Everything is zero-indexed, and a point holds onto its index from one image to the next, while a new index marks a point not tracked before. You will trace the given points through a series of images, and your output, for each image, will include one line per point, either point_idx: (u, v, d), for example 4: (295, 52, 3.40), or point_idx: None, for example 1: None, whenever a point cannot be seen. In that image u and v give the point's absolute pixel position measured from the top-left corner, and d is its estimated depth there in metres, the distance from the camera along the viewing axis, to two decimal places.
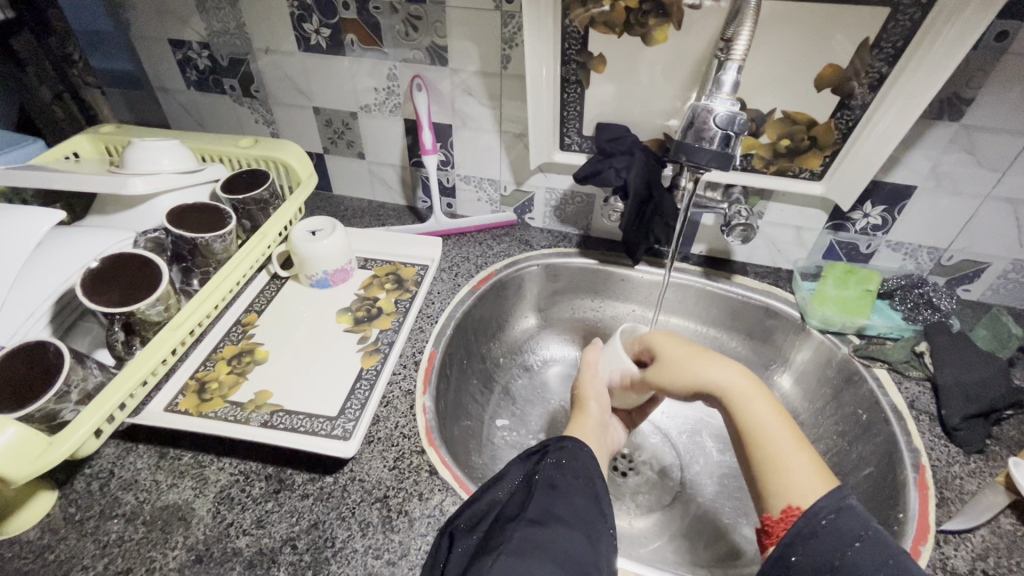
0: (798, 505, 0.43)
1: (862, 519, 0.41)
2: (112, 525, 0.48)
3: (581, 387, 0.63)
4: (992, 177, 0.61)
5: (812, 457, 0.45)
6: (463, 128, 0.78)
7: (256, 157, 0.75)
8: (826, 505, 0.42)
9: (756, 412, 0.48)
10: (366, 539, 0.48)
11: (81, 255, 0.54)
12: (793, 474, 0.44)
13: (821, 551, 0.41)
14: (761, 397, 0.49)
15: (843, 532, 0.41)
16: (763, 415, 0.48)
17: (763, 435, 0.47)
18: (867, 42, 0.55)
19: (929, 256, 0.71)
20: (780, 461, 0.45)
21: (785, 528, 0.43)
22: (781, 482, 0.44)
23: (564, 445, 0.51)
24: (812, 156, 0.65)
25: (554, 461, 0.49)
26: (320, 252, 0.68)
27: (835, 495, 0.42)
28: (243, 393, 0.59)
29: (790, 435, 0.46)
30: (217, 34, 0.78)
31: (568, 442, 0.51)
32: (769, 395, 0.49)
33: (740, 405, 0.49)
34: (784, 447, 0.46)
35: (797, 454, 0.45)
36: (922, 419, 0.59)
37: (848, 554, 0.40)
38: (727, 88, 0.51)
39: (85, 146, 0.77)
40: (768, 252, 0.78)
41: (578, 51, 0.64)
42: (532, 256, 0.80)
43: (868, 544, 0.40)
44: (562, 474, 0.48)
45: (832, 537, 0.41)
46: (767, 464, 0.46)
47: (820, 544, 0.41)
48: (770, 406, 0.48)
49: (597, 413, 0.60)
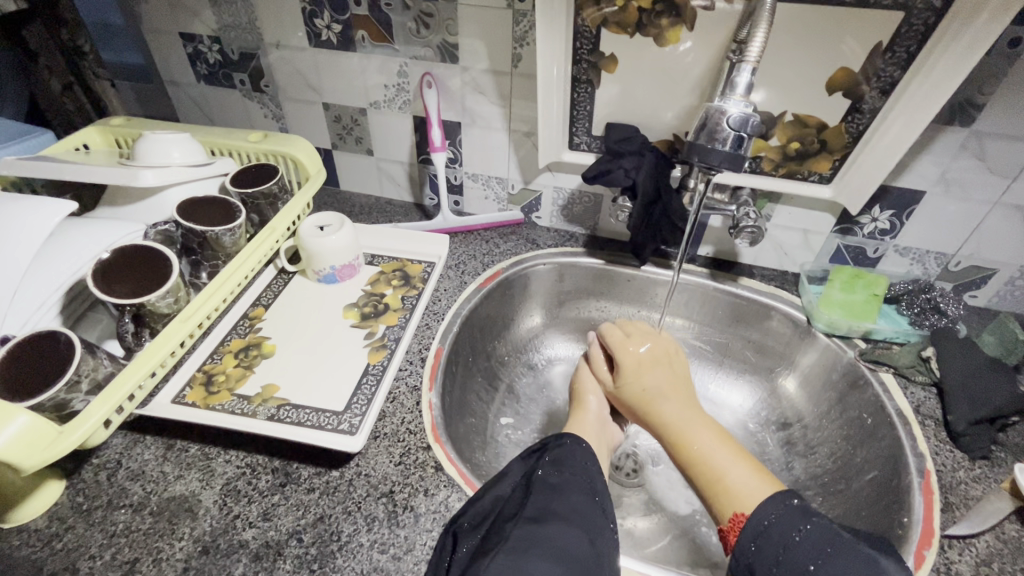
0: (745, 512, 0.45)
1: (805, 513, 0.44)
2: (119, 515, 0.49)
3: (580, 382, 0.66)
4: (1002, 184, 0.61)
5: (752, 471, 0.48)
6: (472, 126, 0.78)
7: (265, 151, 0.75)
8: (768, 507, 0.45)
9: (700, 437, 0.52)
10: (372, 534, 0.48)
11: (92, 246, 0.54)
12: (737, 486, 0.47)
13: (769, 550, 0.43)
14: (705, 424, 0.53)
15: (787, 526, 0.43)
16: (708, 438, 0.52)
17: (707, 457, 0.50)
18: (880, 46, 0.55)
19: (937, 262, 0.71)
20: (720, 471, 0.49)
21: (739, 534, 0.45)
22: (729, 491, 0.47)
23: (564, 442, 0.51)
24: (821, 159, 0.65)
25: (551, 457, 0.50)
26: (328, 247, 0.69)
27: (777, 499, 0.45)
28: (250, 387, 0.59)
29: (731, 454, 0.50)
30: (228, 28, 0.78)
31: (568, 439, 0.51)
32: (713, 424, 0.53)
33: (687, 430, 0.53)
34: (726, 464, 0.49)
35: (738, 468, 0.49)
36: (927, 424, 0.59)
37: (791, 548, 0.42)
38: (740, 89, 0.52)
39: (95, 138, 0.77)
40: (775, 255, 0.78)
41: (590, 50, 0.64)
42: (539, 256, 0.80)
43: (811, 535, 0.42)
44: (559, 470, 0.48)
45: (773, 537, 0.43)
46: (712, 479, 0.49)
47: (766, 543, 0.43)
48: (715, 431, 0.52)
49: (596, 409, 0.63)
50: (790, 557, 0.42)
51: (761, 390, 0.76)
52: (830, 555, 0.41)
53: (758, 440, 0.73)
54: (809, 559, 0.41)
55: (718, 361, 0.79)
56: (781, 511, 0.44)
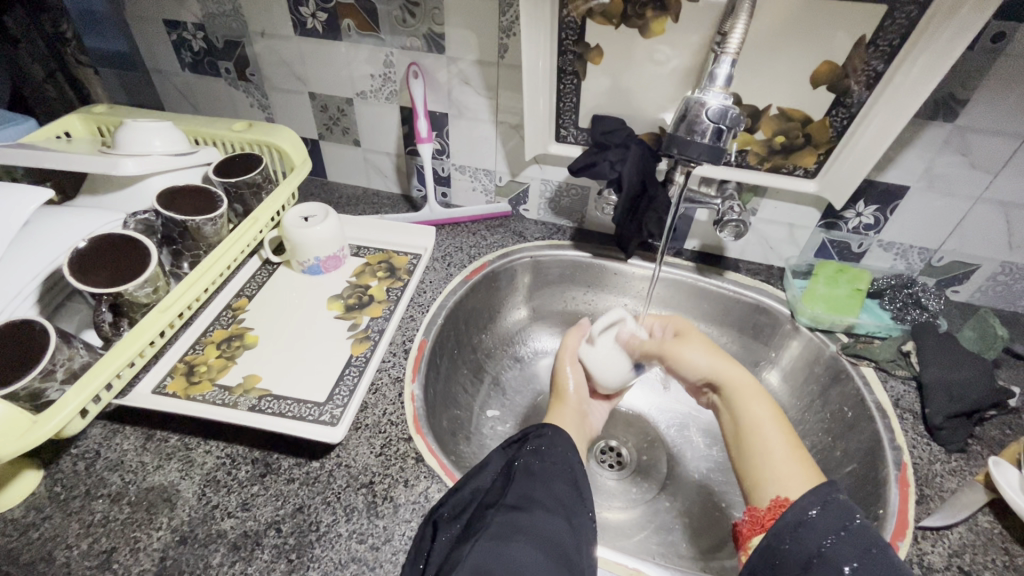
0: (788, 497, 0.45)
1: (849, 511, 0.42)
2: (97, 505, 0.48)
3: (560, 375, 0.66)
4: (985, 179, 0.62)
5: (799, 455, 0.49)
6: (460, 117, 0.77)
7: (250, 140, 0.75)
8: (815, 498, 0.43)
9: (756, 411, 0.53)
10: (351, 524, 0.48)
11: (69, 235, 0.53)
12: (782, 468, 0.48)
13: (809, 543, 0.41)
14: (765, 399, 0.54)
15: (834, 521, 0.41)
16: (763, 416, 0.52)
17: (764, 436, 0.51)
18: (865, 39, 0.55)
19: (920, 257, 0.72)
20: (772, 457, 0.49)
21: (772, 519, 0.45)
22: (774, 474, 0.48)
23: (544, 432, 0.51)
24: (806, 153, 0.65)
25: (532, 447, 0.49)
26: (312, 238, 0.68)
27: (825, 492, 0.43)
28: (232, 377, 0.59)
29: (785, 436, 0.50)
30: (212, 16, 0.77)
31: (549, 430, 0.51)
32: (770, 400, 0.54)
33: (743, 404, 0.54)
34: (777, 443, 0.50)
35: (784, 451, 0.49)
36: (906, 418, 0.60)
37: (835, 545, 0.40)
38: (721, 81, 0.51)
39: (77, 125, 0.76)
40: (761, 249, 0.78)
41: (576, 42, 0.63)
42: (525, 248, 0.80)
43: (854, 535, 0.40)
44: (539, 459, 0.48)
45: (816, 530, 0.41)
46: (759, 456, 0.50)
47: (807, 535, 0.41)
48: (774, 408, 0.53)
49: (575, 402, 0.63)
50: (833, 553, 0.40)
51: None
52: (870, 556, 0.39)
53: None
54: (855, 556, 0.39)
55: None
56: (827, 505, 0.42)
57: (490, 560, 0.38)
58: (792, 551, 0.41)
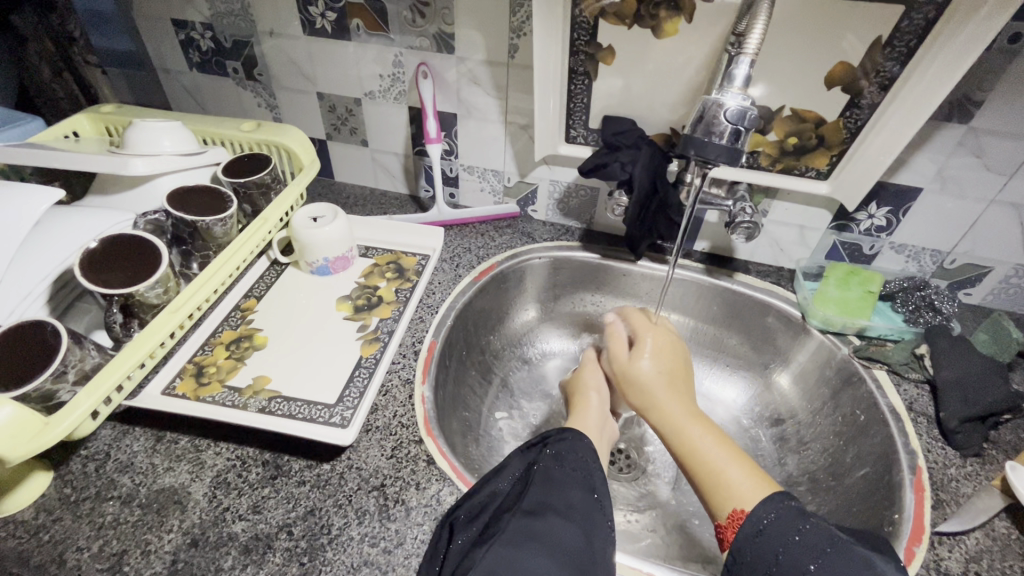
0: (744, 509, 0.44)
1: (803, 515, 0.42)
2: (107, 507, 0.48)
3: (580, 377, 0.66)
4: (999, 182, 0.61)
5: (747, 471, 0.47)
6: (468, 117, 0.77)
7: (258, 141, 0.74)
8: (765, 508, 0.43)
9: (695, 434, 0.50)
10: (363, 527, 0.48)
11: (79, 235, 0.53)
12: (733, 484, 0.46)
13: (767, 550, 0.41)
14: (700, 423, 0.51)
15: (785, 526, 0.41)
16: (702, 437, 0.50)
17: (698, 448, 0.49)
18: (880, 40, 0.54)
19: (932, 260, 0.71)
20: (717, 472, 0.47)
21: (734, 532, 0.44)
22: (724, 487, 0.46)
23: (564, 436, 0.51)
24: (819, 155, 0.65)
25: (551, 452, 0.49)
26: (322, 238, 0.68)
27: (771, 500, 0.43)
28: (242, 378, 0.58)
29: (727, 452, 0.48)
30: (221, 15, 0.76)
31: (568, 434, 0.51)
32: (711, 423, 0.51)
33: (681, 427, 0.51)
34: (722, 462, 0.48)
35: (735, 468, 0.47)
36: (919, 421, 0.59)
37: (790, 549, 0.40)
38: (738, 82, 0.51)
39: (85, 125, 0.76)
40: (771, 251, 0.78)
41: (587, 42, 0.63)
42: (534, 249, 0.80)
43: (810, 537, 0.40)
44: (560, 464, 0.47)
45: (773, 538, 0.42)
46: (709, 477, 0.48)
47: (766, 543, 0.42)
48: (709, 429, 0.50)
49: (597, 403, 0.62)
50: (791, 556, 0.40)
51: (754, 386, 0.76)
52: (831, 556, 0.39)
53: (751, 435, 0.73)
54: (810, 559, 0.39)
55: (714, 357, 0.79)
56: (777, 514, 0.42)
57: (503, 564, 0.38)
58: (754, 560, 0.42)
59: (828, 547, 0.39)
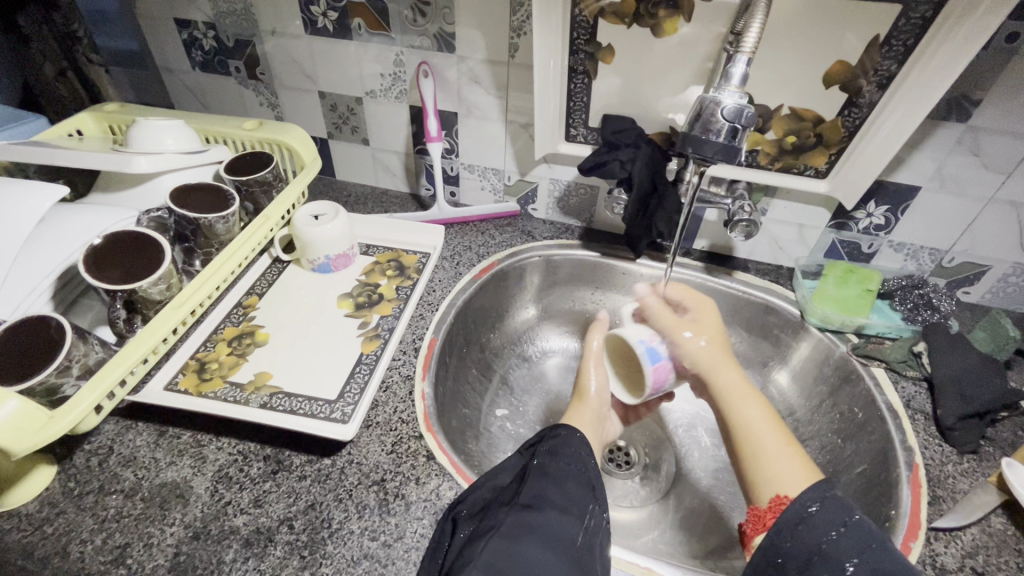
0: (787, 494, 0.45)
1: (848, 508, 0.42)
2: (110, 501, 0.49)
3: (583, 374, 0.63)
4: (997, 180, 0.61)
5: (799, 456, 0.48)
6: (469, 116, 0.78)
7: (260, 139, 0.75)
8: (812, 496, 0.43)
9: (751, 413, 0.53)
10: (362, 521, 0.48)
11: (83, 232, 0.54)
12: (781, 466, 0.47)
13: (808, 539, 0.41)
14: (756, 401, 0.54)
15: (829, 519, 0.41)
16: (756, 417, 0.52)
17: (757, 435, 0.51)
18: (878, 39, 0.55)
19: (930, 258, 0.72)
20: (770, 457, 0.49)
21: (774, 518, 0.45)
22: (772, 472, 0.47)
23: (558, 434, 0.51)
24: (817, 154, 0.65)
25: (565, 448, 0.49)
26: (322, 237, 0.68)
27: (820, 489, 0.43)
28: (243, 374, 0.59)
29: (779, 436, 0.50)
30: (223, 15, 0.77)
31: (563, 432, 0.51)
32: (765, 403, 0.54)
33: (737, 407, 0.53)
34: (773, 444, 0.49)
35: (786, 450, 0.49)
36: (917, 419, 0.59)
37: (834, 542, 0.40)
38: (735, 80, 0.51)
39: (89, 124, 0.77)
40: (770, 249, 0.78)
41: (587, 41, 0.63)
42: (534, 247, 0.81)
43: (855, 531, 0.40)
44: (554, 460, 0.47)
45: (816, 528, 0.41)
46: (757, 460, 0.49)
47: (807, 533, 0.41)
48: (764, 410, 0.53)
49: (596, 404, 0.61)
50: (834, 549, 0.40)
51: (753, 384, 0.77)
52: (873, 551, 0.38)
53: None
54: (852, 554, 0.39)
55: None
56: (824, 504, 0.42)
57: (500, 559, 0.38)
58: (794, 549, 0.42)
59: (872, 542, 0.39)
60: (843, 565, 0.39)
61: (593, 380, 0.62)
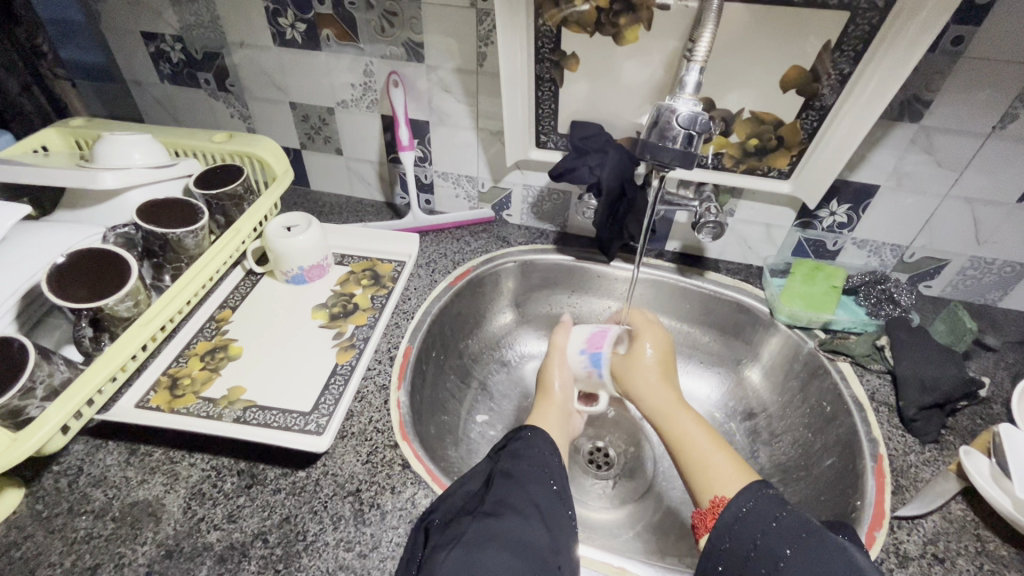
0: (725, 495, 0.47)
1: (780, 503, 0.44)
2: (80, 522, 0.48)
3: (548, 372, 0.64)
4: (951, 177, 0.64)
5: (730, 457, 0.51)
6: (441, 125, 0.78)
7: (230, 152, 0.75)
8: (745, 497, 0.45)
9: (684, 424, 0.55)
10: (338, 532, 0.48)
11: (47, 250, 0.53)
12: (718, 468, 0.50)
13: (744, 538, 0.43)
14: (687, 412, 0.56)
15: (764, 514, 0.44)
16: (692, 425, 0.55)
17: (691, 442, 0.53)
18: (831, 43, 0.56)
19: (892, 254, 0.74)
20: (705, 461, 0.51)
21: (714, 518, 0.47)
22: (708, 477, 0.50)
23: (524, 435, 0.52)
24: (780, 155, 0.67)
25: (529, 453, 0.50)
26: (294, 248, 0.68)
27: (753, 489, 0.46)
28: (216, 389, 0.59)
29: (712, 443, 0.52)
30: (190, 27, 0.77)
31: (527, 433, 0.52)
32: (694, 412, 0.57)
33: (673, 419, 0.56)
34: (707, 448, 0.52)
35: (718, 454, 0.51)
36: (881, 410, 0.61)
37: (768, 535, 0.42)
38: (689, 89, 0.52)
39: (54, 139, 0.76)
40: (740, 249, 0.80)
41: (552, 49, 0.64)
42: (509, 253, 0.81)
43: (787, 524, 0.42)
44: (518, 462, 0.49)
45: (751, 526, 0.44)
46: (694, 465, 0.52)
47: (744, 531, 0.44)
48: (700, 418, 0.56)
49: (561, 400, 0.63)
50: (768, 542, 0.42)
51: (727, 382, 0.78)
52: (805, 541, 0.41)
53: (724, 430, 0.75)
54: (785, 544, 0.41)
55: (687, 354, 0.81)
56: (756, 502, 0.45)
57: (461, 567, 0.38)
58: (733, 548, 0.44)
59: (803, 532, 0.41)
60: (777, 556, 0.41)
61: (557, 378, 0.64)
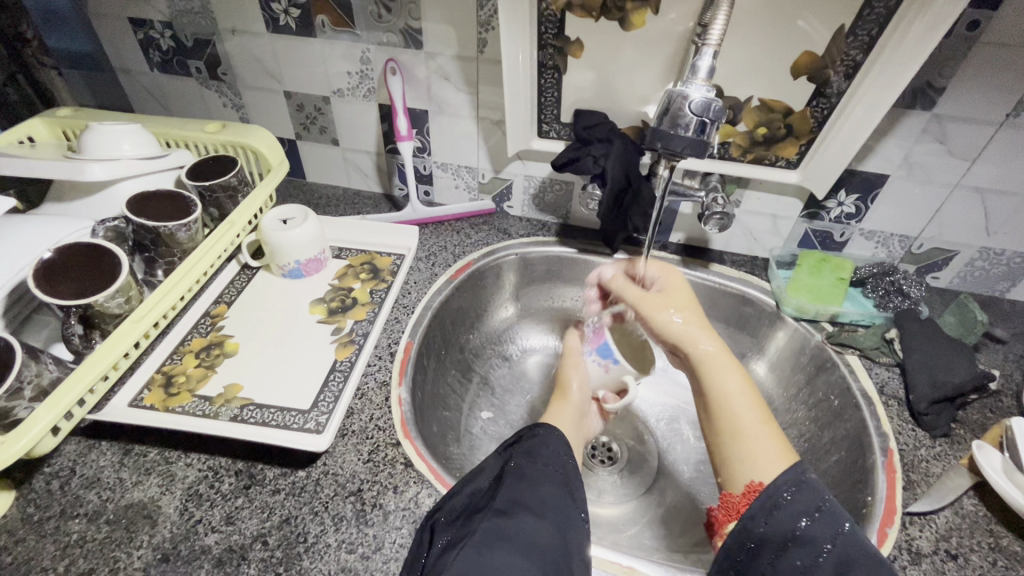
0: (762, 480, 0.45)
1: (820, 493, 0.42)
2: (73, 526, 0.47)
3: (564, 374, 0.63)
4: (963, 167, 0.62)
5: (774, 431, 0.48)
6: (440, 114, 0.76)
7: (223, 142, 0.72)
8: (786, 483, 0.43)
9: (727, 383, 0.52)
10: (340, 534, 0.47)
11: (34, 245, 0.51)
12: (757, 444, 0.47)
13: (783, 525, 0.42)
14: (734, 371, 0.53)
15: (805, 505, 0.42)
16: (734, 388, 0.51)
17: (731, 402, 0.50)
18: (844, 28, 0.55)
19: (900, 245, 0.73)
20: (745, 431, 0.48)
21: (748, 505, 0.45)
22: (748, 455, 0.47)
23: (536, 433, 0.51)
24: (787, 145, 0.65)
25: (527, 450, 0.49)
26: (291, 241, 0.66)
27: (798, 474, 0.44)
28: (212, 387, 0.57)
29: (758, 413, 0.49)
30: (181, 13, 0.74)
31: (543, 430, 0.51)
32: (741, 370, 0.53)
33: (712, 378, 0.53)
34: (748, 415, 0.49)
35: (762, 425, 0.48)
36: (891, 405, 0.60)
37: (807, 525, 0.41)
38: (703, 73, 0.50)
39: (41, 130, 0.73)
40: (744, 240, 0.78)
41: (556, 35, 0.62)
42: (510, 246, 0.80)
43: (827, 515, 0.41)
44: (532, 461, 0.47)
45: (790, 513, 0.42)
46: (735, 435, 0.49)
47: (781, 518, 0.42)
48: (742, 379, 0.52)
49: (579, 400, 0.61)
50: (807, 533, 0.41)
51: None
52: (843, 535, 0.40)
53: None
54: (825, 537, 0.40)
55: None
56: (800, 489, 0.43)
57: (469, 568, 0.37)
58: (767, 535, 0.42)
59: (842, 527, 0.40)
60: (817, 548, 0.40)
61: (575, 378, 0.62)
